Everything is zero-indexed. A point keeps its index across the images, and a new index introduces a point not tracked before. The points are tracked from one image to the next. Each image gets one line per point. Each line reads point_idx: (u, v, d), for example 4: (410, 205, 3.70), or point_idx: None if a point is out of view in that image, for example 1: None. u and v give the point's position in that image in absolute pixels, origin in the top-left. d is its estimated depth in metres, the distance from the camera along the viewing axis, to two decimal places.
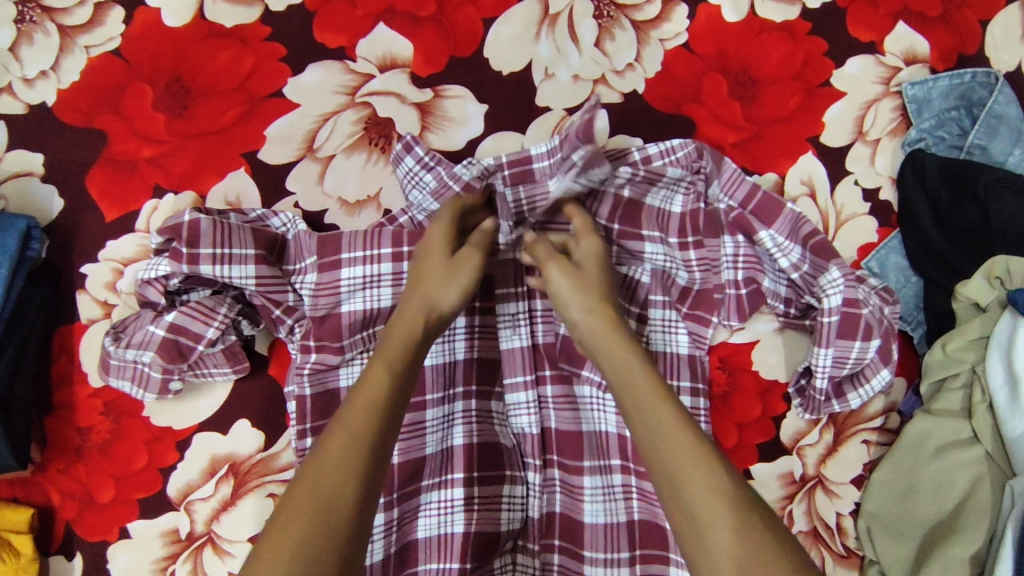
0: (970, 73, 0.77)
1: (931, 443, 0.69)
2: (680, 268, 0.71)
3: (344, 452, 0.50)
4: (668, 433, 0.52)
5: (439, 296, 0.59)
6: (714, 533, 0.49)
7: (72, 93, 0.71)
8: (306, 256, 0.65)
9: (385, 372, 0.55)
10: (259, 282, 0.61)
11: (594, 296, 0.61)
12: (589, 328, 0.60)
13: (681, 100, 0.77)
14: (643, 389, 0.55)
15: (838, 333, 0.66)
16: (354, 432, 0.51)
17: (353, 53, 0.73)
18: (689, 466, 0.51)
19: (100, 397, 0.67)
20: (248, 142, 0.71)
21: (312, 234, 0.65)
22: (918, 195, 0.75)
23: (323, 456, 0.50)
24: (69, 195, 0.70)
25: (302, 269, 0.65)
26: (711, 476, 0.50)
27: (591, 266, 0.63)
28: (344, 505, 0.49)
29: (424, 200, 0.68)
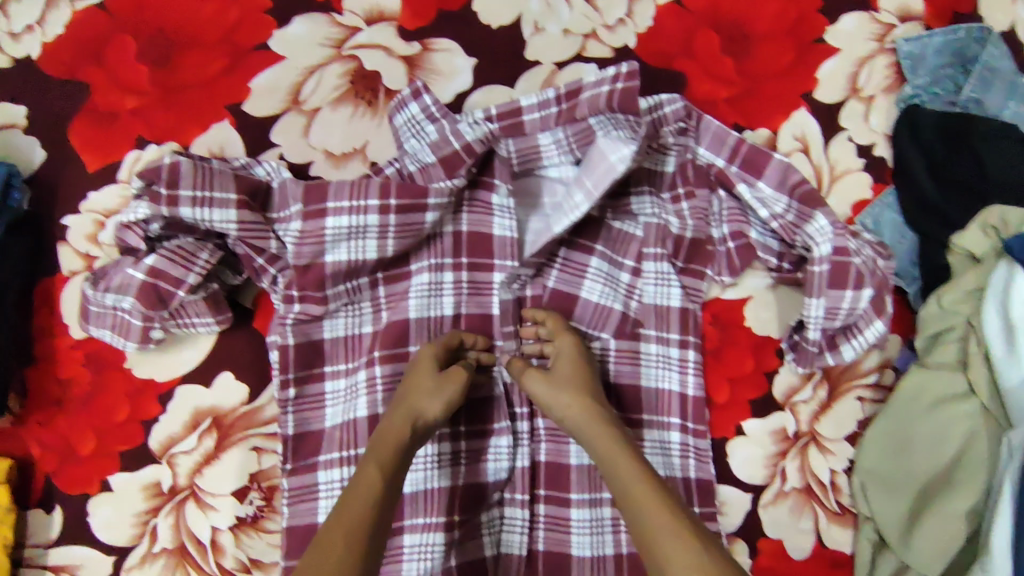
0: (965, 29, 0.77)
1: (927, 397, 0.68)
2: (671, 217, 0.70)
3: (344, 552, 0.48)
4: (646, 509, 0.51)
5: (431, 407, 0.58)
6: None
7: (57, 45, 0.70)
8: (291, 204, 0.62)
9: (378, 472, 0.54)
10: (241, 228, 0.59)
11: (572, 388, 0.60)
12: (572, 412, 0.59)
13: (673, 56, 0.76)
14: (621, 466, 0.54)
15: (829, 282, 0.64)
16: (352, 532, 0.49)
17: (340, 5, 0.72)
18: (675, 556, 0.48)
19: (82, 350, 0.65)
20: (234, 95, 0.70)
21: (297, 182, 0.62)
22: (911, 149, 0.74)
23: (321, 553, 0.48)
24: (51, 146, 0.69)
25: (286, 218, 0.62)
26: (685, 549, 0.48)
27: (572, 363, 0.63)
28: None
29: (421, 151, 0.66)
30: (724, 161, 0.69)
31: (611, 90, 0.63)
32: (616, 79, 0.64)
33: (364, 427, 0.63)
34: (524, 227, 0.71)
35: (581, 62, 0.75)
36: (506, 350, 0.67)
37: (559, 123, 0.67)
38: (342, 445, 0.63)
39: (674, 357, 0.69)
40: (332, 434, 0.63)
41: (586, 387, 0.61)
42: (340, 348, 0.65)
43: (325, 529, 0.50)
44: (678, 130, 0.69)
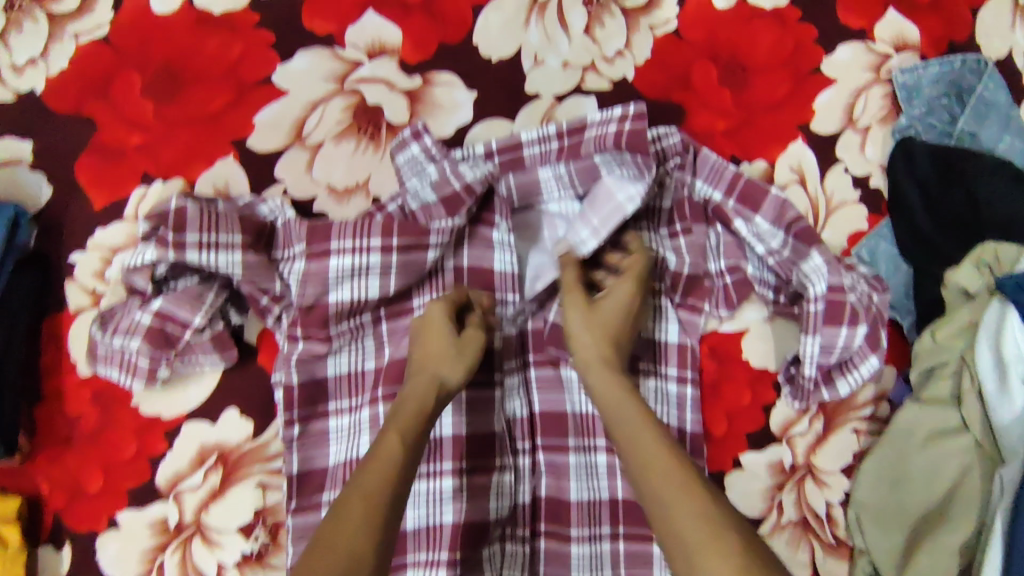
0: (960, 60, 0.78)
1: (920, 432, 0.70)
2: (668, 253, 0.71)
3: (360, 522, 0.50)
4: (657, 464, 0.53)
5: (447, 370, 0.60)
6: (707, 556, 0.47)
7: (62, 80, 0.71)
8: (294, 243, 0.65)
9: (399, 442, 0.55)
10: (246, 270, 0.62)
11: (600, 342, 0.62)
12: (600, 361, 0.61)
13: (671, 88, 0.76)
14: (638, 422, 0.56)
15: (824, 321, 0.66)
16: (371, 502, 0.52)
17: (341, 39, 0.73)
18: (680, 494, 0.50)
19: (89, 387, 0.68)
20: (237, 130, 0.71)
21: (302, 221, 0.64)
22: (906, 181, 0.75)
23: (339, 524, 0.50)
24: (57, 183, 0.70)
25: (290, 257, 0.65)
26: (697, 508, 0.49)
27: (607, 308, 0.64)
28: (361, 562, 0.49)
29: (422, 189, 0.68)
30: (721, 195, 0.70)
31: (618, 129, 0.67)
32: (623, 119, 0.68)
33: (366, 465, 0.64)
34: (524, 263, 0.72)
35: (580, 95, 0.75)
36: (509, 387, 0.71)
37: (560, 158, 0.69)
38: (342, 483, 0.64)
39: (671, 393, 0.71)
40: (334, 472, 0.65)
41: (613, 339, 0.63)
42: (342, 385, 0.67)
43: (347, 494, 0.53)
44: (676, 165, 0.70)
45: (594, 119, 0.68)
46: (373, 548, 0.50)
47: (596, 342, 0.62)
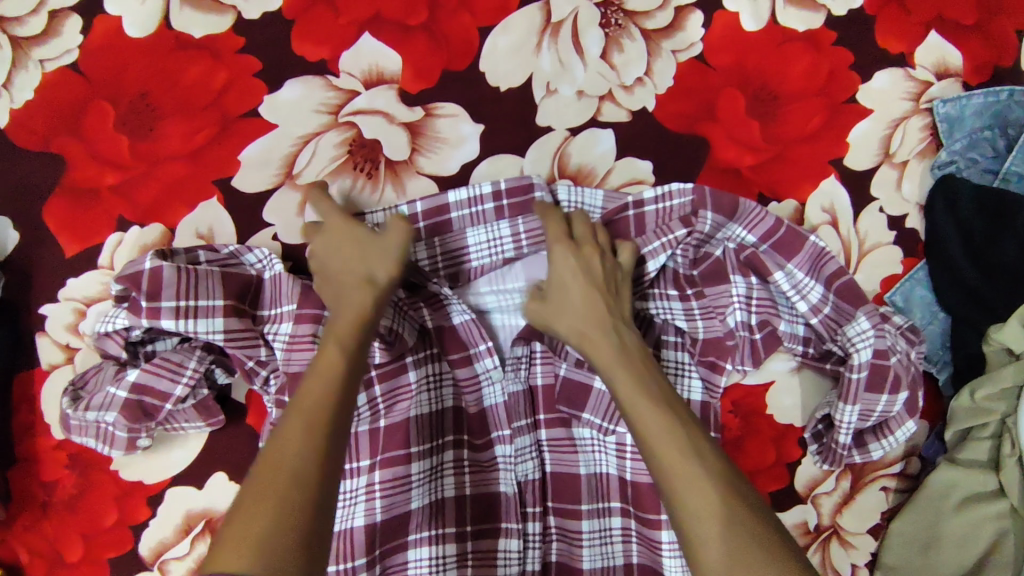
0: (1007, 91, 0.72)
1: (954, 496, 0.65)
2: (679, 317, 0.65)
3: (304, 430, 0.46)
4: (655, 451, 0.48)
5: (381, 270, 0.55)
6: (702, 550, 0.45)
7: (27, 112, 0.65)
8: (283, 302, 0.59)
9: (339, 351, 0.50)
10: (228, 336, 0.57)
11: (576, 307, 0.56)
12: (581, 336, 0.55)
13: (694, 119, 0.70)
14: (633, 401, 0.51)
15: (865, 388, 0.62)
16: (313, 417, 0.47)
17: (336, 67, 0.66)
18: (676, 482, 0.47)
19: (65, 450, 0.63)
20: (221, 168, 0.65)
21: (294, 279, 0.59)
22: (946, 225, 0.69)
23: (282, 435, 0.46)
24: (25, 227, 0.64)
25: (277, 317, 0.59)
26: (704, 492, 0.46)
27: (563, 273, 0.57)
28: (308, 476, 0.44)
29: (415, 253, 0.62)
30: (756, 239, 0.63)
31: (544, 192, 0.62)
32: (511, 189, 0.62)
33: (361, 538, 0.59)
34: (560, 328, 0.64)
35: (596, 127, 0.69)
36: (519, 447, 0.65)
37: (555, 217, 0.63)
38: (339, 556, 0.59)
39: None
40: None
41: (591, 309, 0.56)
42: None
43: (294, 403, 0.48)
44: (685, 232, 0.62)
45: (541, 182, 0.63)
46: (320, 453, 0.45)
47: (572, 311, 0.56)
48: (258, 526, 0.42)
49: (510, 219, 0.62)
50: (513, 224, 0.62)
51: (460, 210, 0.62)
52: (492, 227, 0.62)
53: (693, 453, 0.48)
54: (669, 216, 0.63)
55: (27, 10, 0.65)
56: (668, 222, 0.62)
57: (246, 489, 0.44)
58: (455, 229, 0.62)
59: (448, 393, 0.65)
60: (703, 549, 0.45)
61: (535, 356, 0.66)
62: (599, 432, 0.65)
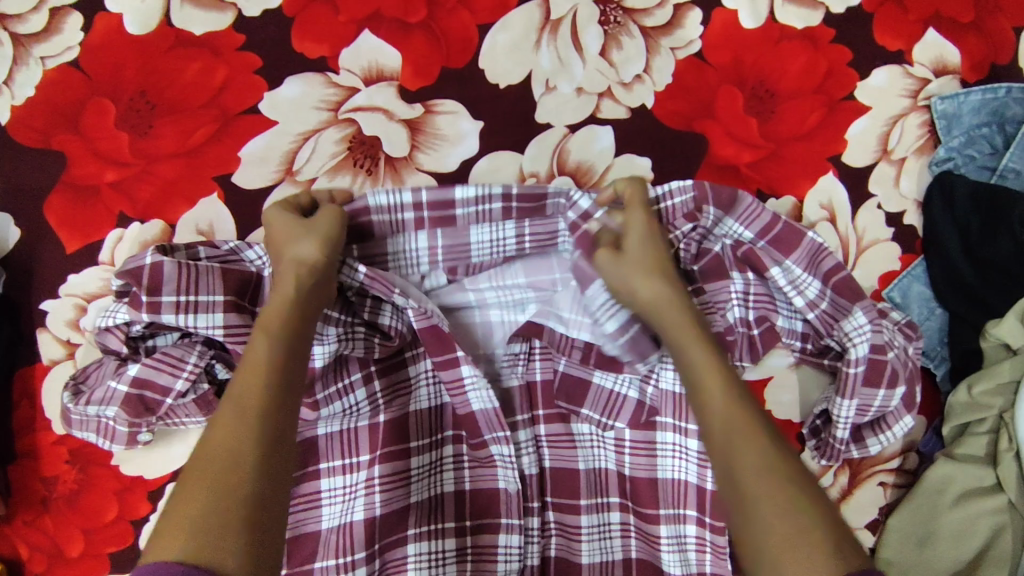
0: (1005, 88, 0.72)
1: (952, 490, 0.66)
2: None
3: (239, 420, 0.45)
4: (720, 411, 0.49)
5: (306, 249, 0.53)
6: (755, 511, 0.45)
7: (27, 109, 0.65)
8: None
9: (267, 340, 0.49)
10: (226, 332, 0.56)
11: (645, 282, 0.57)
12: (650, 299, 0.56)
13: (693, 116, 0.71)
14: (705, 376, 0.51)
15: (863, 382, 0.62)
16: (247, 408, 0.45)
17: (336, 64, 0.66)
18: (741, 443, 0.48)
19: (65, 445, 0.63)
20: (221, 165, 0.65)
21: None
22: (943, 221, 0.70)
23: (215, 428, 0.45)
24: (26, 224, 0.64)
25: None
26: (764, 455, 0.47)
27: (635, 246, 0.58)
28: (239, 464, 0.43)
29: (416, 245, 0.62)
30: (753, 235, 0.63)
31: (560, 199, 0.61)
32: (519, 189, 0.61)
33: (361, 532, 0.60)
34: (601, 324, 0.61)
35: (595, 124, 0.69)
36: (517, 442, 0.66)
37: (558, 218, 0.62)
38: (339, 550, 0.60)
39: (691, 449, 0.63)
40: (327, 536, 0.60)
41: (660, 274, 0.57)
42: (334, 444, 0.61)
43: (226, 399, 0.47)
44: (690, 227, 0.62)
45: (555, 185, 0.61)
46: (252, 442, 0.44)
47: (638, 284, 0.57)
48: (189, 518, 0.41)
49: (516, 219, 0.61)
50: (518, 224, 0.62)
51: (466, 207, 0.61)
52: (496, 225, 0.62)
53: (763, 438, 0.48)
54: (672, 214, 0.63)
55: (28, 8, 0.65)
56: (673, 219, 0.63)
57: (176, 488, 0.43)
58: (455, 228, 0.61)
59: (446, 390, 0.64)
60: (755, 513, 0.45)
61: (534, 352, 0.66)
62: (598, 426, 0.65)
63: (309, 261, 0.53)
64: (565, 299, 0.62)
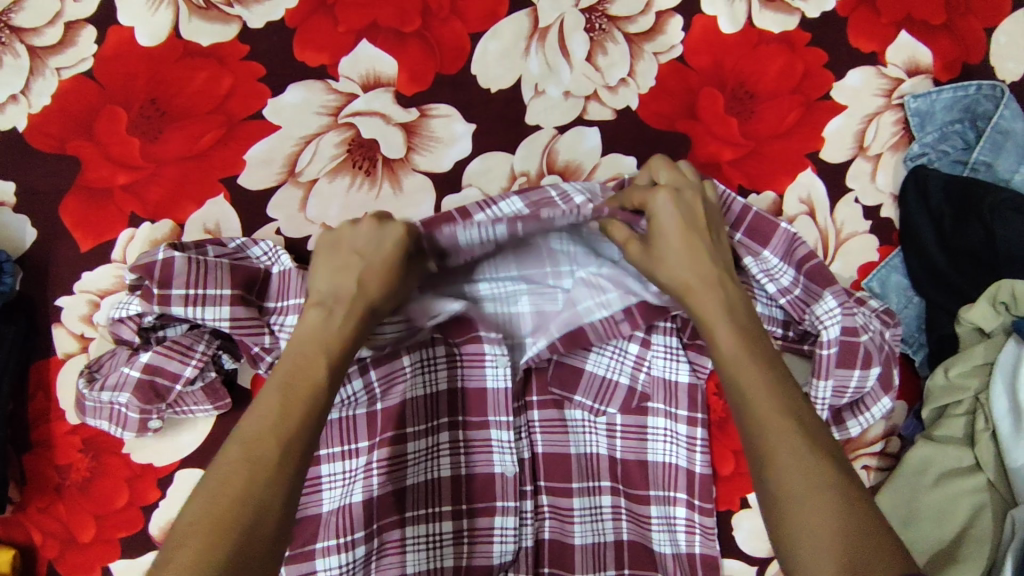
0: (975, 85, 0.75)
1: (933, 471, 0.68)
2: None
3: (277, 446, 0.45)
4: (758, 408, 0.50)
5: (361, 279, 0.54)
6: (792, 506, 0.46)
7: (43, 117, 0.69)
8: (289, 296, 0.61)
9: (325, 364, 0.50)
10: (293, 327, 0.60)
11: (678, 266, 0.56)
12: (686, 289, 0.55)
13: (676, 117, 0.74)
14: (743, 372, 0.51)
15: (837, 363, 0.64)
16: (286, 441, 0.46)
17: (335, 71, 0.70)
18: (776, 439, 0.48)
19: (78, 435, 0.66)
20: (226, 167, 0.69)
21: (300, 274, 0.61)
22: (918, 212, 0.73)
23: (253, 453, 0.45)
24: (41, 224, 0.68)
25: (282, 309, 0.61)
26: (797, 455, 0.47)
27: (664, 240, 0.57)
28: (272, 506, 0.44)
29: None
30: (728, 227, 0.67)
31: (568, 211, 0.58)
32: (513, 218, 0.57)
33: (361, 512, 0.62)
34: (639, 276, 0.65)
35: (582, 125, 0.73)
36: (502, 438, 0.66)
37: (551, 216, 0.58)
38: (339, 530, 0.61)
39: (681, 433, 0.67)
40: (330, 518, 0.62)
41: (692, 261, 0.56)
42: (334, 431, 0.63)
43: (249, 419, 0.47)
44: None
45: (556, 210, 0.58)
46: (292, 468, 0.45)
47: (668, 277, 0.56)
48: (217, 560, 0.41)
49: (507, 223, 0.57)
50: (510, 226, 0.58)
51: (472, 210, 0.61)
52: (485, 229, 0.58)
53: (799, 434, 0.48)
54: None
55: (45, 22, 0.69)
56: None
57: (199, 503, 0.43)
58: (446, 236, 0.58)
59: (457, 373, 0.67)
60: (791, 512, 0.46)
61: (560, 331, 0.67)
62: (590, 412, 0.68)
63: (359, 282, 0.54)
64: (584, 293, 0.65)
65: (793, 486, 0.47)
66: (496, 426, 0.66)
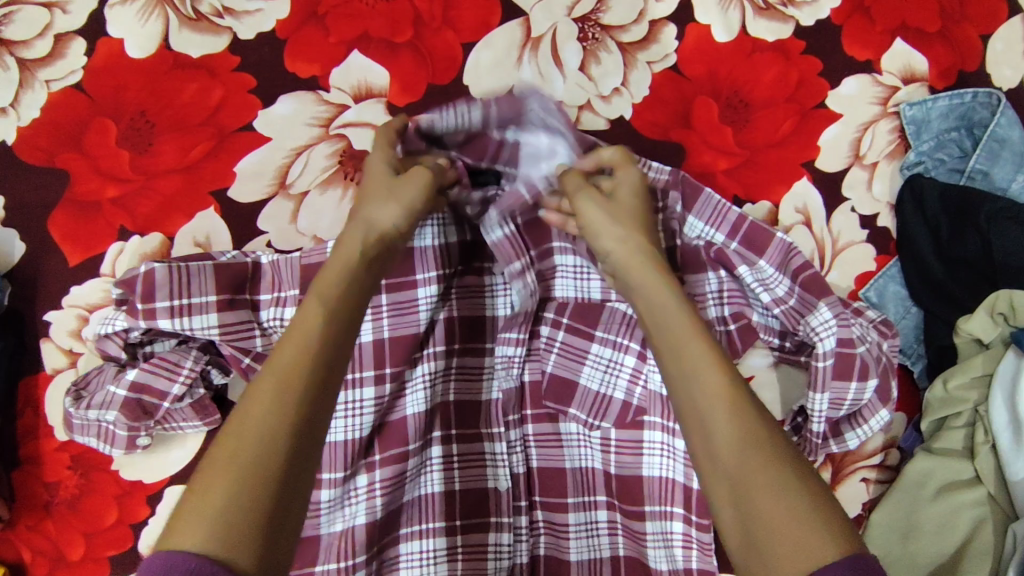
0: (970, 93, 0.74)
1: (932, 484, 0.67)
2: None
3: (270, 402, 0.43)
4: (707, 378, 0.48)
5: (381, 211, 0.55)
6: (751, 489, 0.44)
7: (32, 130, 0.68)
8: (286, 287, 0.61)
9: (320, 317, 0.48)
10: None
11: (623, 232, 0.56)
12: (623, 258, 0.56)
13: (670, 126, 0.74)
14: (683, 334, 0.50)
15: (833, 375, 0.63)
16: (280, 391, 0.44)
17: (327, 82, 0.70)
18: (718, 406, 0.47)
19: (67, 452, 0.65)
20: (217, 180, 0.68)
21: (294, 263, 0.61)
22: (915, 222, 0.72)
23: (250, 399, 0.43)
24: (30, 239, 0.67)
25: (281, 301, 0.60)
26: (737, 422, 0.46)
27: (624, 199, 0.59)
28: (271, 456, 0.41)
29: None
30: (725, 237, 0.68)
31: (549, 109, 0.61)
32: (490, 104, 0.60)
33: (362, 535, 0.62)
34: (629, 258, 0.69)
35: (576, 135, 0.73)
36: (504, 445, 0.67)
37: (524, 105, 0.61)
38: (339, 553, 0.61)
39: (678, 448, 0.64)
40: (326, 538, 0.62)
41: (638, 232, 0.57)
42: (337, 453, 0.61)
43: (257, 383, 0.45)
44: None
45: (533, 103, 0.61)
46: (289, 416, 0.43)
47: (611, 241, 0.57)
48: (214, 505, 0.39)
49: (481, 103, 0.60)
50: (485, 108, 0.60)
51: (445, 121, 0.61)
52: (461, 112, 0.60)
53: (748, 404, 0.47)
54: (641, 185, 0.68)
55: (34, 35, 0.69)
56: None
57: (200, 469, 0.42)
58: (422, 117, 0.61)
59: (452, 387, 0.67)
60: (744, 489, 0.44)
61: (556, 344, 0.67)
62: (585, 426, 0.67)
63: (378, 227, 0.55)
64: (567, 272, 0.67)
65: (744, 459, 0.45)
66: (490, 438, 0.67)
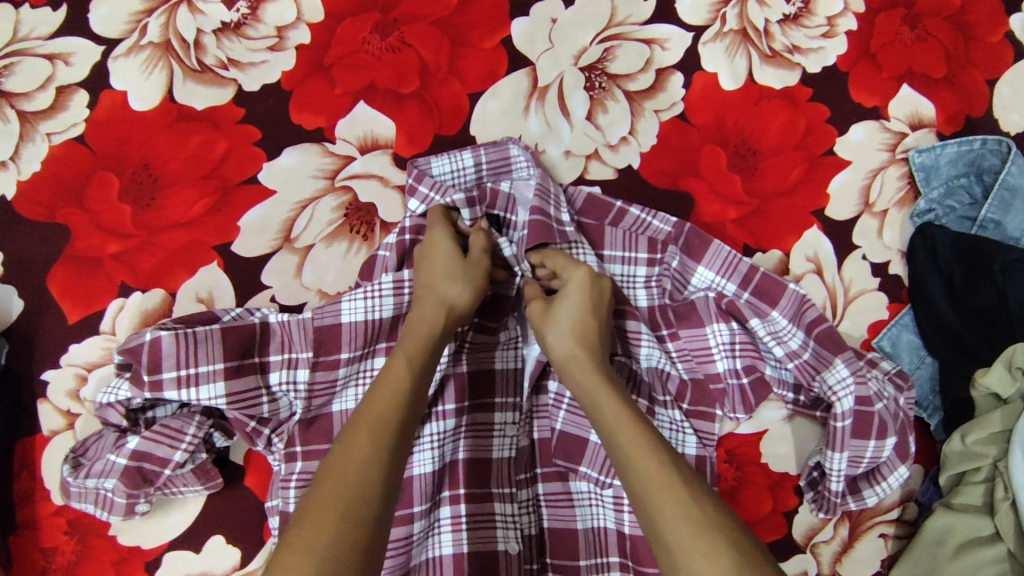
0: (980, 140, 0.74)
1: (952, 541, 0.65)
2: (663, 363, 0.67)
3: (367, 440, 0.48)
4: (642, 466, 0.48)
5: (456, 292, 0.58)
6: (688, 562, 0.44)
7: (32, 184, 0.67)
8: (296, 348, 0.61)
9: (407, 364, 0.53)
10: (311, 388, 0.59)
11: (563, 334, 0.58)
12: (568, 358, 0.57)
13: (678, 175, 0.73)
14: (620, 424, 0.51)
15: (851, 435, 0.63)
16: (377, 428, 0.49)
17: (332, 134, 0.69)
18: (655, 493, 0.47)
19: (64, 516, 0.63)
20: (221, 234, 0.67)
21: (307, 326, 0.61)
22: (929, 272, 0.71)
23: (348, 441, 0.48)
24: (28, 295, 0.66)
25: (292, 363, 0.60)
26: (678, 506, 0.46)
27: (564, 302, 0.59)
28: (370, 494, 0.45)
29: (377, 283, 0.61)
30: (736, 287, 0.67)
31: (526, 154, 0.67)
32: (479, 151, 0.67)
33: None
34: (634, 301, 0.69)
35: (584, 184, 0.72)
36: (517, 504, 0.66)
37: (507, 150, 0.67)
38: None
39: None
40: None
41: (581, 332, 0.58)
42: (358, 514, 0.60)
43: (349, 425, 0.49)
44: (648, 270, 0.68)
45: (514, 151, 0.67)
46: (384, 456, 0.47)
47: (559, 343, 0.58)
48: (328, 534, 0.42)
49: (470, 148, 0.67)
50: (475, 153, 0.67)
51: (443, 170, 0.67)
52: (454, 156, 0.67)
53: (679, 483, 0.47)
54: (646, 230, 0.69)
55: (36, 87, 0.68)
56: (636, 238, 0.68)
57: (303, 503, 0.45)
58: (417, 159, 0.66)
59: (462, 445, 0.65)
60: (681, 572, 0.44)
61: (564, 400, 0.66)
62: (596, 485, 0.65)
63: (454, 305, 0.57)
64: None
65: (683, 539, 0.45)
66: (501, 499, 0.65)
